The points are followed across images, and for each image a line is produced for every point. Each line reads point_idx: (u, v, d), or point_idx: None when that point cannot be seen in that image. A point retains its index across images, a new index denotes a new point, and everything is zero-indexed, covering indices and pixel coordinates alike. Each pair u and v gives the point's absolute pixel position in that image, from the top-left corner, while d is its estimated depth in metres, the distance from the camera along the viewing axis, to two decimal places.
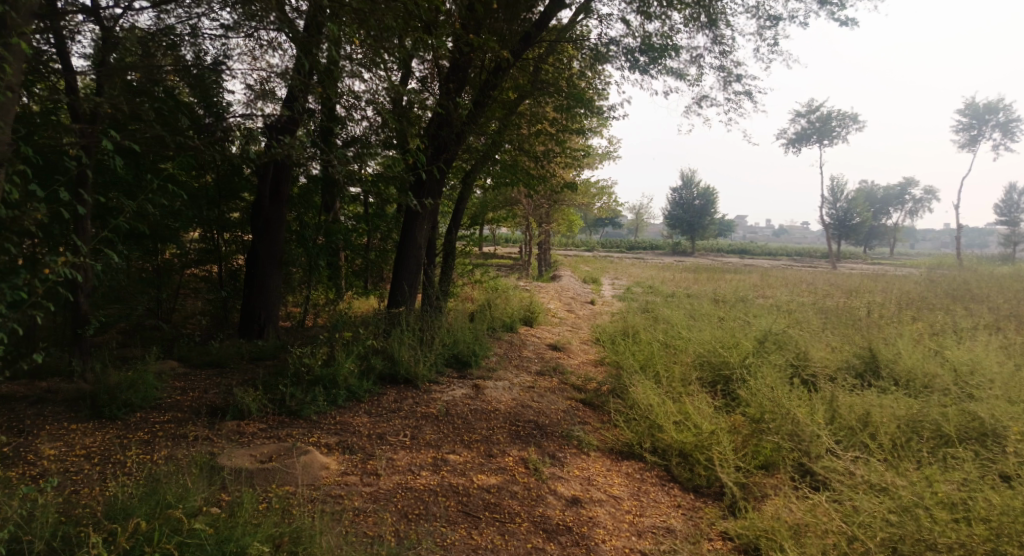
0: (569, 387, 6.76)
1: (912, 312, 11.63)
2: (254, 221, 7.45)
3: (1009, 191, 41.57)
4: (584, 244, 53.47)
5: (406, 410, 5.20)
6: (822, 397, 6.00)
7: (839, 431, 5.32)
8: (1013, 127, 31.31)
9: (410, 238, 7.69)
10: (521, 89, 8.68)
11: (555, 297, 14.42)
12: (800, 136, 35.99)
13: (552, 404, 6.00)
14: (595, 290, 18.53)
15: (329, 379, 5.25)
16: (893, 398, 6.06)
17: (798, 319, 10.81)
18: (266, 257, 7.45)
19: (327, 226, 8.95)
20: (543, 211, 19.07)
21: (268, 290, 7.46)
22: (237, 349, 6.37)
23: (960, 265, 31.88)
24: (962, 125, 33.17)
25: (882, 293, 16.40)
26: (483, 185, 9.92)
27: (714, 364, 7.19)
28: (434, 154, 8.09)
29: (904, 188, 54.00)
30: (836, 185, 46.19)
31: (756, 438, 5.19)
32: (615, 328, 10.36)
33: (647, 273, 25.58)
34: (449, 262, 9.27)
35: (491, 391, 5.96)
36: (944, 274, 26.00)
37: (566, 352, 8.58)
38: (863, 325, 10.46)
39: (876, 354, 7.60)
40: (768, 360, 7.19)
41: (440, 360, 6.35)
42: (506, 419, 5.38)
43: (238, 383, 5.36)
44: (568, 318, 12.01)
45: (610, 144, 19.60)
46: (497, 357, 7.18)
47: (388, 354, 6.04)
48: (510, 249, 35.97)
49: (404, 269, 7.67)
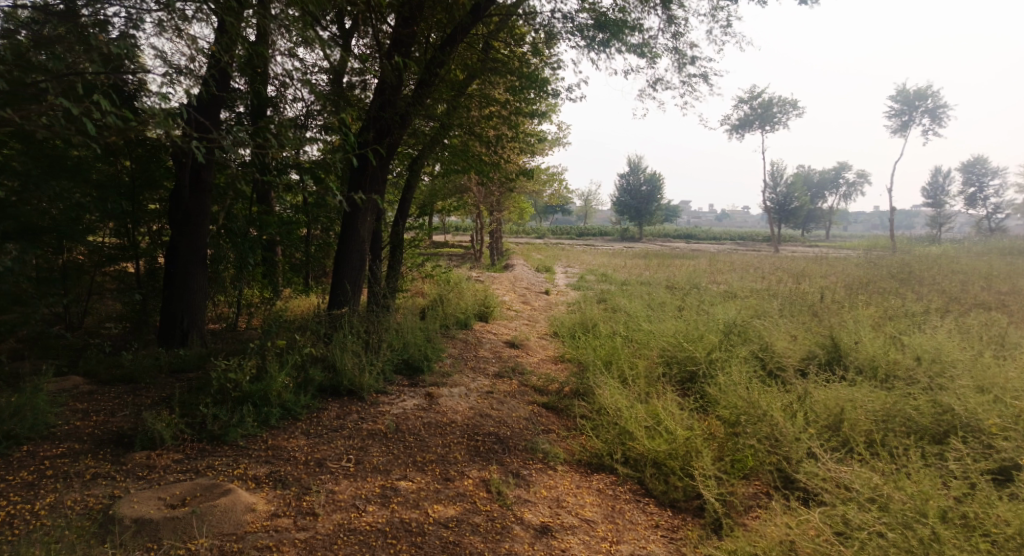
0: (529, 390, 6.28)
1: (862, 296, 11.76)
2: (172, 215, 6.59)
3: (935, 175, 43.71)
4: (534, 231, 53.07)
5: (350, 429, 4.59)
6: (793, 395, 5.76)
7: (815, 433, 5.07)
8: (940, 114, 32.72)
9: (353, 231, 6.99)
10: (470, 68, 8.07)
11: (508, 288, 13.94)
12: (744, 123, 36.59)
13: (512, 411, 5.53)
14: (549, 279, 18.16)
15: (260, 396, 4.58)
16: (863, 392, 5.87)
17: (755, 306, 10.70)
18: (188, 254, 6.62)
19: (260, 217, 8.14)
20: (494, 199, 18.50)
21: (192, 293, 6.64)
22: (154, 361, 5.57)
23: (893, 247, 33.26)
24: (895, 112, 34.44)
25: (828, 277, 16.68)
26: (432, 172, 9.28)
27: (679, 360, 6.87)
28: (378, 139, 7.23)
29: (839, 173, 56.14)
30: (777, 171, 47.47)
31: (733, 443, 4.87)
32: (573, 320, 9.97)
33: (598, 260, 25.45)
34: (397, 256, 8.61)
35: (446, 400, 5.42)
36: (880, 256, 27.03)
37: (524, 349, 8.11)
38: (817, 311, 10.44)
39: (839, 343, 7.46)
40: (734, 354, 6.92)
41: (389, 366, 5.74)
42: (463, 433, 4.85)
43: (152, 403, 4.59)
44: (524, 311, 11.55)
45: (560, 129, 19.22)
46: (452, 359, 6.63)
47: (329, 362, 5.40)
48: (461, 237, 35.26)
49: (346, 266, 6.98)
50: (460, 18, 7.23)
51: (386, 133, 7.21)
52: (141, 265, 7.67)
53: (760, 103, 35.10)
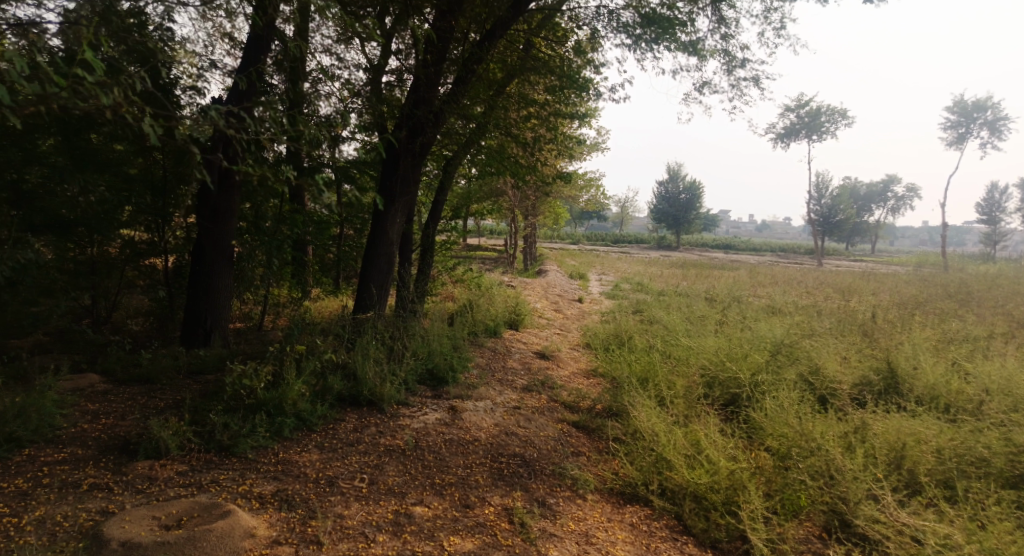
0: (559, 407, 5.93)
1: (918, 317, 11.01)
2: (200, 210, 6.43)
3: (991, 190, 41.63)
4: (569, 236, 52.44)
5: (367, 444, 4.31)
6: (849, 425, 5.24)
7: (876, 470, 4.55)
8: (1001, 126, 31.05)
9: (382, 232, 6.75)
10: (508, 67, 7.75)
11: (541, 295, 13.58)
12: (790, 132, 35.40)
13: (540, 430, 5.17)
14: (582, 286, 17.73)
15: (274, 404, 4.34)
16: (928, 425, 5.31)
17: (802, 324, 10.09)
18: (214, 252, 6.45)
19: (290, 216, 7.99)
20: (529, 204, 18.18)
21: (216, 292, 6.47)
22: (172, 361, 5.41)
23: (946, 264, 31.67)
24: (951, 123, 32.85)
25: (878, 294, 15.78)
26: (467, 174, 9.01)
27: (722, 381, 6.40)
28: (409, 139, 6.79)
29: (888, 185, 54.03)
30: (822, 182, 45.90)
31: (782, 477, 4.42)
32: (607, 331, 9.55)
33: (633, 268, 24.86)
34: (427, 259, 8.35)
35: (470, 415, 5.10)
36: (931, 273, 25.73)
37: (555, 361, 7.75)
38: (869, 332, 9.77)
39: (896, 369, 6.87)
40: (782, 377, 6.41)
41: (412, 376, 5.45)
42: (487, 453, 4.52)
43: (164, 407, 4.40)
44: (556, 319, 11.17)
45: (599, 134, 18.79)
46: (479, 370, 6.32)
47: (349, 370, 5.14)
48: (495, 241, 35.06)
49: (373, 269, 6.73)
50: (499, 12, 6.93)
51: (417, 132, 6.79)
52: (169, 262, 7.60)
53: (807, 111, 33.93)
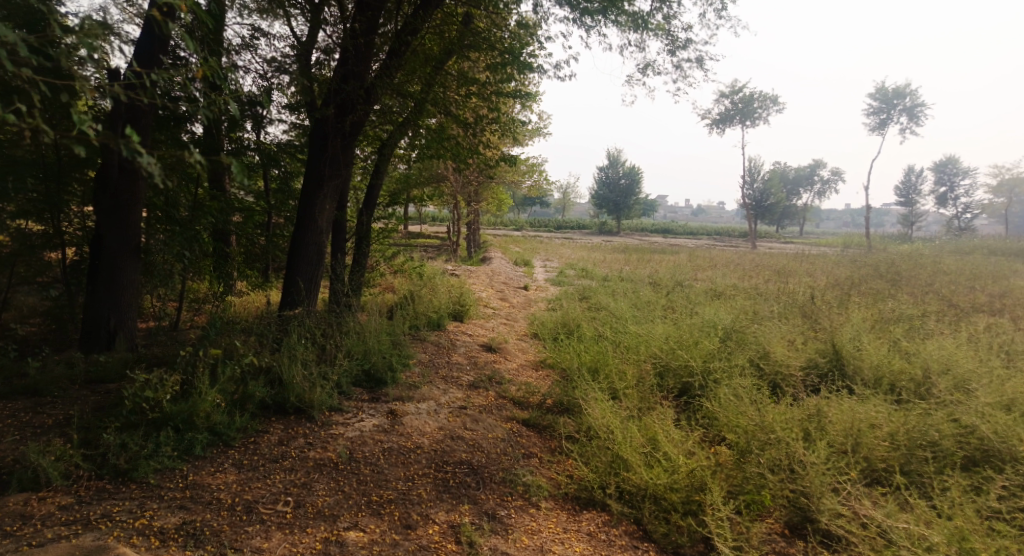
0: (508, 404, 5.58)
1: (853, 298, 11.29)
2: (99, 198, 5.61)
3: (908, 175, 44.12)
4: (513, 223, 52.12)
5: (293, 460, 3.82)
6: (802, 412, 5.15)
7: (832, 459, 4.45)
8: (918, 113, 32.75)
9: (310, 220, 6.14)
10: (447, 42, 7.25)
11: (485, 283, 13.16)
12: (726, 118, 36.16)
13: (488, 432, 4.80)
14: (528, 273, 17.44)
15: (183, 418, 3.78)
16: (877, 408, 5.29)
17: (746, 307, 10.13)
18: (115, 244, 5.64)
19: (209, 203, 7.25)
20: (472, 189, 17.67)
21: (120, 289, 5.68)
22: (65, 369, 4.68)
23: (870, 244, 33.26)
24: (874, 110, 34.39)
25: (814, 276, 16.20)
26: (404, 157, 8.46)
27: (674, 371, 6.22)
28: (338, 117, 6.18)
29: (815, 171, 56.46)
30: (755, 167, 47.38)
31: (741, 471, 4.24)
32: (555, 319, 9.27)
33: (577, 254, 24.79)
34: (363, 248, 7.77)
35: (412, 419, 4.68)
36: (856, 254, 26.93)
37: (502, 353, 7.40)
38: (810, 313, 9.90)
39: (841, 350, 6.89)
40: (733, 364, 6.29)
41: (346, 379, 4.95)
42: (430, 462, 4.13)
43: (48, 427, 3.74)
44: (501, 308, 10.82)
45: (541, 119, 18.40)
46: (421, 368, 5.87)
47: (275, 374, 4.59)
48: (437, 227, 34.28)
49: (301, 260, 6.13)
50: None
51: (347, 109, 6.17)
52: (67, 255, 6.72)
53: (742, 98, 34.71)
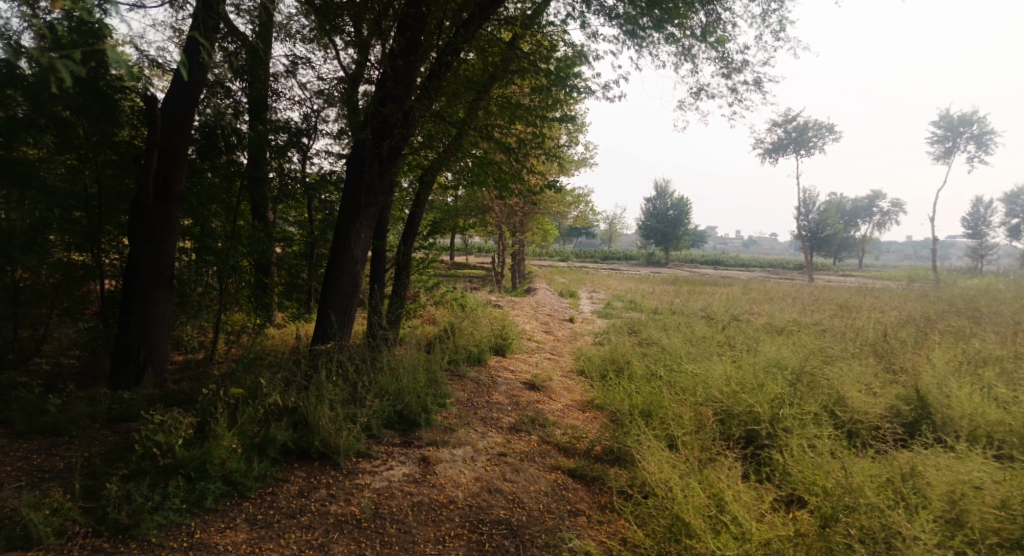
0: (552, 450, 5.08)
1: (931, 337, 10.28)
2: (133, 228, 5.55)
3: (977, 205, 41.64)
4: (559, 254, 51.70)
5: (311, 516, 3.46)
6: (891, 469, 4.42)
7: (937, 531, 3.76)
8: (987, 140, 30.93)
9: (346, 249, 5.90)
10: (489, 68, 7.01)
11: (529, 315, 12.72)
12: (778, 146, 35.09)
13: (530, 484, 4.31)
14: (574, 305, 16.94)
15: (195, 466, 3.51)
16: (980, 467, 4.49)
17: (811, 345, 9.33)
18: (149, 274, 5.52)
19: (248, 234, 7.16)
20: (517, 220, 17.42)
21: (152, 321, 5.53)
22: (88, 406, 4.47)
23: (937, 277, 31.17)
24: (938, 137, 32.70)
25: (882, 312, 15.05)
26: (446, 185, 8.22)
27: (737, 417, 5.61)
28: (375, 143, 6.01)
29: (873, 200, 54.12)
30: (809, 198, 45.69)
31: (825, 542, 3.63)
32: (603, 355, 8.73)
33: (625, 285, 24.12)
34: (402, 279, 7.49)
35: (445, 468, 4.25)
36: (922, 288, 25.22)
37: (546, 392, 6.91)
38: (884, 353, 9.02)
39: (927, 397, 6.10)
40: (805, 410, 5.63)
41: (376, 420, 4.58)
42: (464, 521, 3.69)
43: (59, 472, 3.51)
44: (546, 342, 10.34)
45: (588, 149, 18.08)
46: (459, 408, 5.44)
47: (300, 415, 4.27)
48: (482, 259, 34.20)
49: (335, 291, 5.86)
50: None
51: (384, 134, 5.99)
52: (108, 286, 6.70)
53: (795, 126, 33.63)
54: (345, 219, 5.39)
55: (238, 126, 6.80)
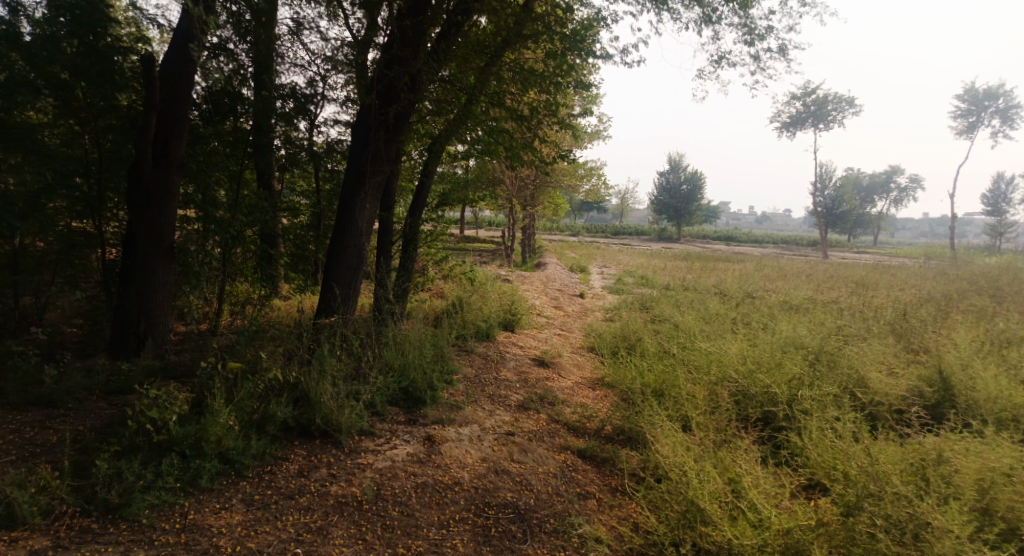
0: (562, 430, 4.92)
1: (952, 317, 9.98)
2: (131, 196, 5.34)
3: (998, 182, 40.61)
4: (569, 228, 51.23)
5: (310, 497, 3.33)
6: (916, 454, 4.20)
7: (969, 522, 3.54)
8: (1012, 114, 29.94)
9: (350, 220, 5.68)
10: (502, 31, 6.66)
11: (539, 290, 12.53)
12: (796, 120, 34.24)
13: (539, 466, 4.15)
14: (584, 280, 16.71)
15: (190, 443, 3.38)
16: (1010, 453, 4.26)
17: (828, 323, 9.06)
18: (148, 244, 5.34)
19: (252, 203, 6.96)
20: (528, 193, 17.11)
21: (152, 292, 5.37)
22: (84, 378, 4.34)
23: (955, 255, 30.55)
24: (962, 111, 31.71)
25: (899, 290, 14.70)
26: (455, 155, 7.96)
27: (754, 399, 5.42)
28: (381, 108, 5.76)
29: (891, 176, 53.01)
30: (826, 174, 44.73)
31: (848, 533, 3.45)
32: (614, 331, 8.54)
33: (636, 260, 23.81)
34: (409, 251, 7.28)
35: (451, 448, 4.09)
36: (939, 266, 24.71)
37: (556, 369, 6.75)
38: (903, 332, 8.76)
39: (952, 380, 5.86)
40: (824, 392, 5.42)
41: (380, 397, 4.43)
42: (469, 504, 3.54)
43: (50, 447, 3.39)
44: (556, 318, 10.17)
45: (601, 122, 17.63)
46: (466, 385, 5.28)
47: (301, 391, 4.11)
48: (491, 232, 33.94)
49: (340, 263, 5.67)
50: None
51: (390, 99, 5.76)
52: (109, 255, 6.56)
53: (814, 99, 32.74)
54: (350, 190, 5.14)
55: (241, 91, 6.54)
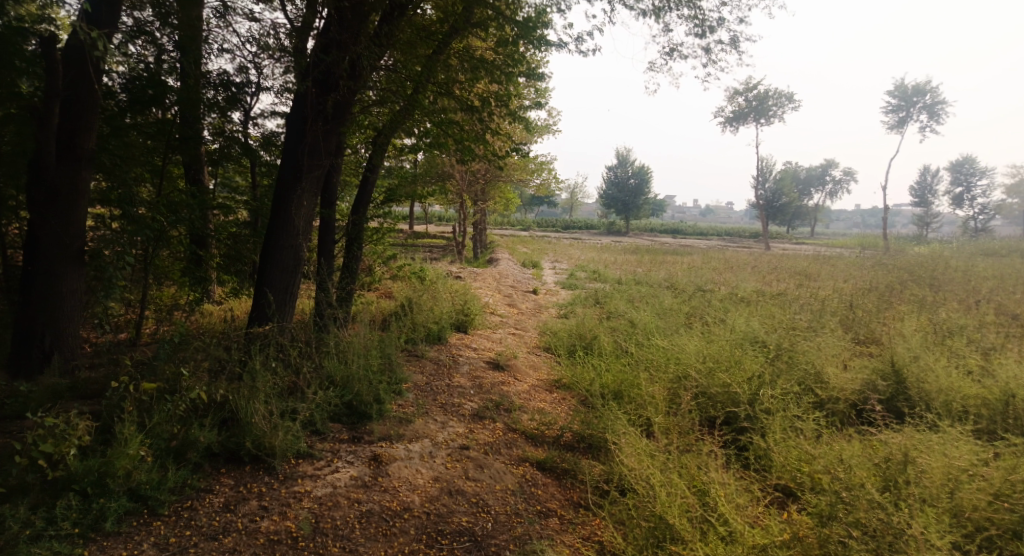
0: (520, 440, 4.63)
1: (894, 307, 10.23)
2: (32, 194, 4.70)
3: (924, 175, 42.84)
4: (519, 223, 51.11)
5: (237, 537, 2.93)
6: (882, 454, 4.10)
7: (940, 526, 3.43)
8: (938, 110, 31.48)
9: (286, 220, 5.22)
10: (451, 18, 6.27)
11: (492, 287, 12.23)
12: (738, 115, 35.07)
13: (496, 484, 3.85)
14: (537, 275, 16.50)
15: (92, 480, 2.92)
16: (969, 448, 4.23)
17: (779, 316, 9.10)
18: (52, 247, 4.70)
19: (178, 200, 6.37)
20: (478, 188, 16.76)
21: (58, 301, 4.74)
22: None
23: (887, 245, 31.95)
24: (892, 107, 33.17)
25: (841, 281, 15.08)
26: (401, 148, 7.53)
27: (715, 400, 5.28)
28: (319, 96, 5.30)
29: (827, 170, 55.22)
30: (767, 168, 46.04)
31: (822, 546, 3.29)
32: (569, 329, 8.31)
33: (587, 255, 23.82)
34: (353, 250, 6.84)
35: (398, 468, 3.74)
36: (873, 256, 25.76)
37: (512, 371, 6.46)
38: (851, 324, 8.88)
39: (906, 374, 5.87)
40: (784, 391, 5.33)
41: (321, 414, 4.03)
42: (420, 533, 3.22)
43: None
44: (510, 316, 9.88)
45: (551, 115, 17.40)
46: (416, 395, 4.92)
47: (230, 411, 3.68)
48: (441, 228, 33.39)
49: (275, 266, 5.21)
50: None
51: (328, 87, 5.31)
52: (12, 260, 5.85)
53: (756, 95, 33.55)
54: (286, 187, 4.69)
55: (164, 79, 5.94)
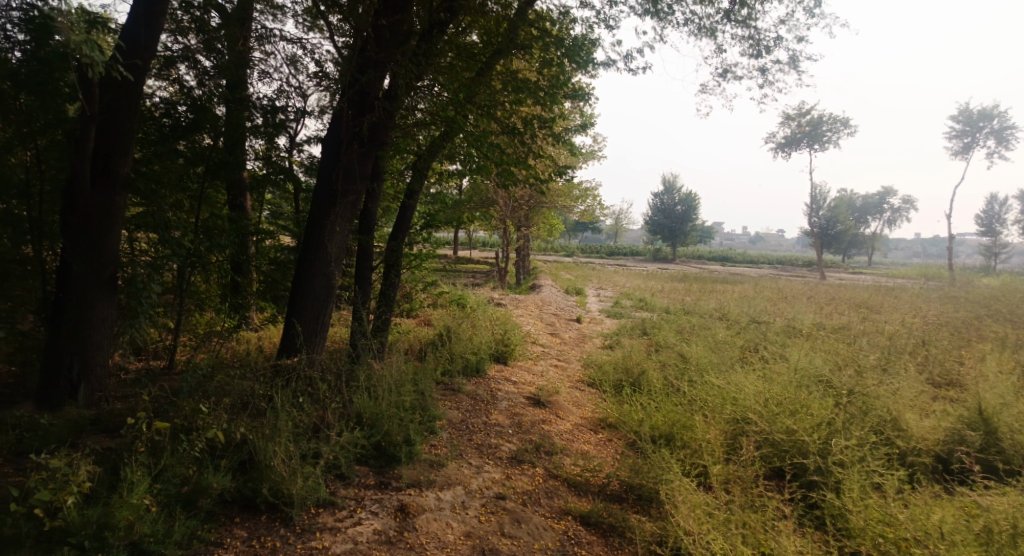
0: (561, 488, 4.22)
1: (973, 345, 9.33)
2: (65, 219, 4.65)
3: (993, 202, 40.43)
4: (563, 249, 50.73)
5: None
6: (983, 525, 3.54)
7: None
8: (1007, 135, 29.71)
9: (319, 245, 5.03)
10: (495, 41, 6.05)
11: (535, 315, 11.87)
12: (790, 140, 34.05)
13: (535, 542, 3.46)
14: (581, 303, 16.05)
15: (91, 532, 2.69)
16: None
17: (845, 353, 8.38)
18: (82, 273, 4.62)
19: (217, 226, 6.32)
20: (521, 213, 16.54)
21: (88, 329, 4.66)
22: None
23: (953, 276, 30.00)
24: (957, 132, 31.53)
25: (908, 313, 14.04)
26: (442, 173, 7.34)
27: (780, 449, 4.76)
28: (356, 119, 5.16)
29: (885, 197, 52.91)
30: (821, 194, 44.32)
31: None
32: (616, 362, 7.84)
33: (632, 282, 23.20)
34: (390, 278, 6.62)
35: (426, 520, 3.39)
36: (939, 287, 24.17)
37: (555, 408, 6.05)
38: (926, 363, 8.09)
39: (1001, 424, 5.17)
40: (858, 439, 4.77)
41: (346, 456, 3.73)
42: None
43: None
44: (553, 346, 9.47)
45: (596, 141, 17.12)
46: (450, 435, 4.58)
47: (248, 452, 3.42)
48: (484, 253, 33.36)
49: (306, 294, 5.01)
50: None
51: (364, 109, 5.18)
52: None
53: (808, 120, 32.48)
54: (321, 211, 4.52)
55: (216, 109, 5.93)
